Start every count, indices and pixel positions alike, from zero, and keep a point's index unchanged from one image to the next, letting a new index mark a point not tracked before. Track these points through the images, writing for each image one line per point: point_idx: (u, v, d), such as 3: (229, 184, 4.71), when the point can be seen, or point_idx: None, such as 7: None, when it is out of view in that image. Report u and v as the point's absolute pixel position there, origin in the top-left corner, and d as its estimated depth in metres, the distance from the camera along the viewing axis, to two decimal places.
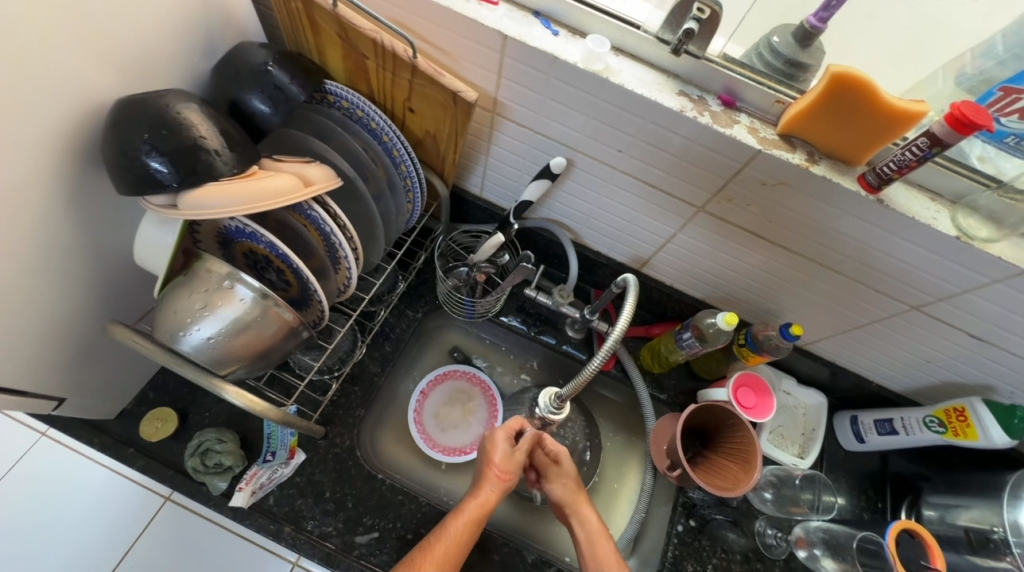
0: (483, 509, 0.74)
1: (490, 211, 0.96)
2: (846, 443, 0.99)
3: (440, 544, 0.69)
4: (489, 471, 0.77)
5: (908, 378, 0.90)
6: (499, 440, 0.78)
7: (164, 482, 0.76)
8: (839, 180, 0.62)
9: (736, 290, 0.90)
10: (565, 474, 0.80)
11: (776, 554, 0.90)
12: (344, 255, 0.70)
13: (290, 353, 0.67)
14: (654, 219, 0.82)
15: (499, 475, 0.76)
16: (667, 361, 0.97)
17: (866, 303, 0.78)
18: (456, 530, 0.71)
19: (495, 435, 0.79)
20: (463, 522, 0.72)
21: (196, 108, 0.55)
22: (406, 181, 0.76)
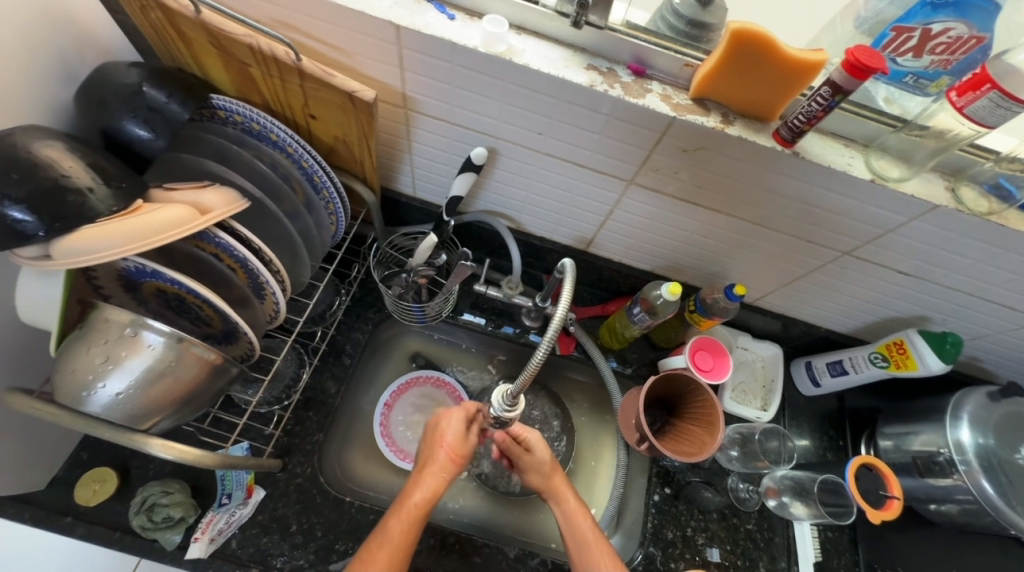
0: (430, 500, 0.70)
1: (426, 210, 0.92)
2: (804, 389, 1.03)
3: (382, 546, 0.65)
4: (435, 456, 0.74)
5: (852, 319, 0.94)
6: (451, 420, 0.76)
7: (111, 545, 0.71)
8: (754, 138, 0.61)
9: (681, 258, 0.90)
10: (539, 461, 0.78)
11: (749, 507, 0.92)
12: (267, 281, 0.66)
13: (220, 392, 0.63)
14: (590, 198, 0.80)
15: (448, 461, 0.73)
16: (624, 337, 0.97)
17: (802, 254, 0.80)
18: (399, 528, 0.67)
19: (449, 414, 0.76)
20: (406, 521, 0.67)
21: (57, 145, 0.50)
22: (323, 193, 0.71)
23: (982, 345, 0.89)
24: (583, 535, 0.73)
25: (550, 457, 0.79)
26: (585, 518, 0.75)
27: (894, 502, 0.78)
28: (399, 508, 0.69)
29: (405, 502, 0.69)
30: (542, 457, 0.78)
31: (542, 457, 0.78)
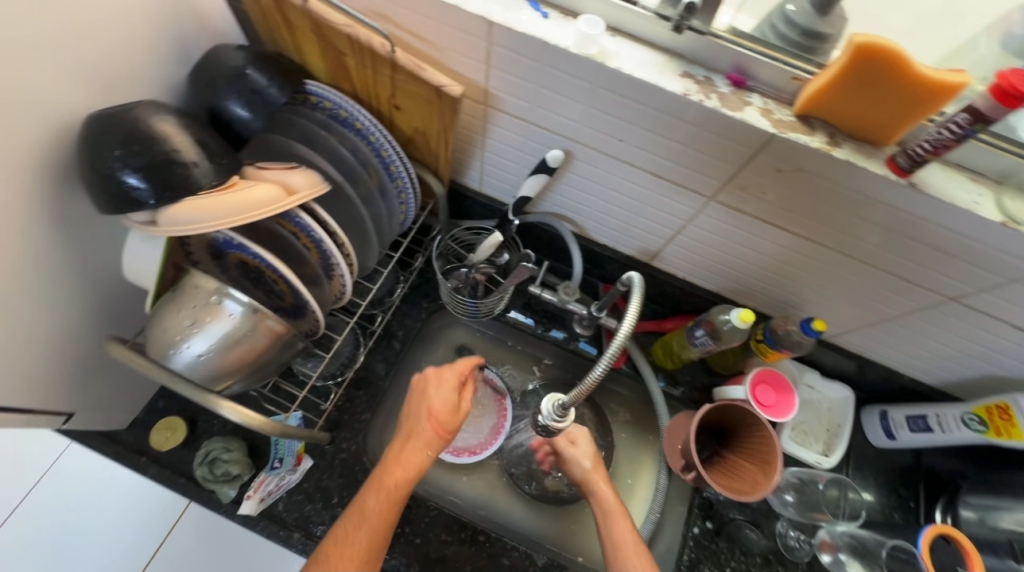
0: (414, 472, 0.70)
1: (490, 207, 0.92)
2: (875, 439, 0.94)
3: (363, 515, 0.66)
4: (419, 425, 0.72)
5: (944, 371, 0.84)
6: (435, 387, 0.73)
7: (176, 489, 0.77)
8: (864, 163, 0.55)
9: (753, 282, 0.84)
10: (584, 457, 0.79)
11: (798, 557, 0.86)
12: (337, 263, 0.69)
13: (286, 363, 0.67)
14: (662, 211, 0.77)
15: (433, 433, 0.72)
16: (680, 357, 0.93)
17: (895, 294, 0.72)
18: (378, 499, 0.67)
19: (435, 379, 0.74)
20: (383, 501, 0.67)
21: (170, 119, 0.54)
22: (397, 182, 0.73)
23: None
24: (622, 540, 0.71)
25: (595, 453, 0.80)
26: (624, 521, 0.73)
27: None
28: (379, 478, 0.69)
29: (385, 473, 0.69)
30: (586, 450, 0.80)
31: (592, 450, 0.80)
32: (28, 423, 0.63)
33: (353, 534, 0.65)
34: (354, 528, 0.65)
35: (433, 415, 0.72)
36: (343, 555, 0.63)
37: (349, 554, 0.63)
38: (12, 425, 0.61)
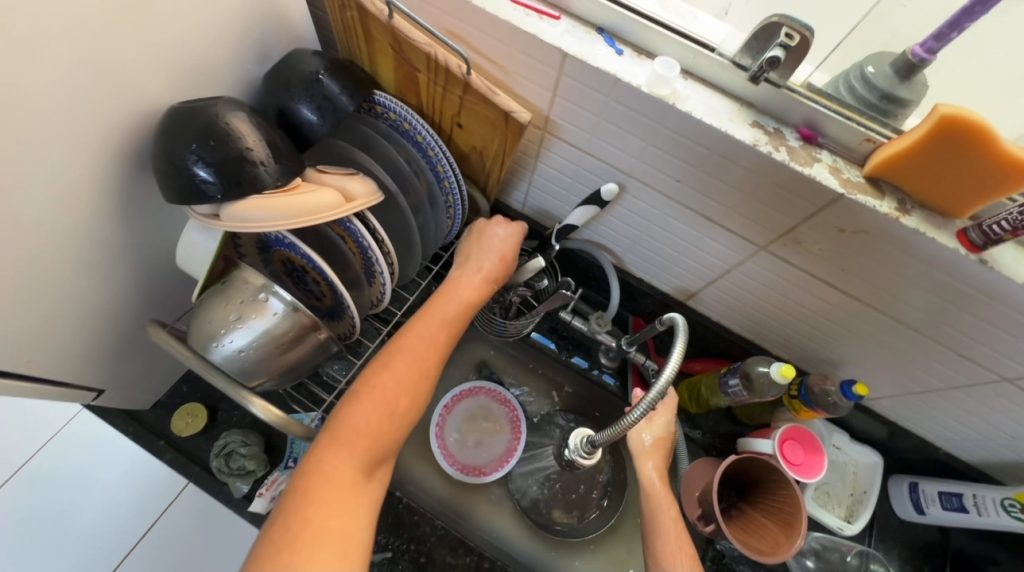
0: (460, 320, 0.71)
1: (531, 227, 0.92)
2: (902, 511, 0.90)
3: (405, 356, 0.64)
4: (472, 270, 0.74)
5: (984, 451, 0.80)
6: (491, 233, 0.76)
7: (190, 477, 0.78)
8: (933, 234, 0.54)
9: (791, 334, 0.83)
10: (651, 436, 0.78)
11: None
12: (380, 271, 0.69)
13: (318, 366, 0.66)
14: (709, 254, 0.76)
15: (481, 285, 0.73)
16: (705, 403, 0.90)
17: (944, 367, 0.70)
18: (422, 341, 0.66)
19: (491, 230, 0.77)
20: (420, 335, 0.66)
21: (245, 118, 0.55)
22: (449, 197, 0.73)
23: None
24: (663, 524, 0.72)
25: (662, 444, 0.78)
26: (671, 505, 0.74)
27: None
28: (418, 326, 0.67)
29: (432, 319, 0.69)
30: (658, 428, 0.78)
31: (659, 435, 0.78)
32: (58, 397, 0.64)
33: (392, 374, 0.62)
34: (393, 368, 0.62)
35: (483, 269, 0.74)
36: (381, 391, 0.60)
37: (391, 388, 0.61)
38: (47, 396, 0.62)
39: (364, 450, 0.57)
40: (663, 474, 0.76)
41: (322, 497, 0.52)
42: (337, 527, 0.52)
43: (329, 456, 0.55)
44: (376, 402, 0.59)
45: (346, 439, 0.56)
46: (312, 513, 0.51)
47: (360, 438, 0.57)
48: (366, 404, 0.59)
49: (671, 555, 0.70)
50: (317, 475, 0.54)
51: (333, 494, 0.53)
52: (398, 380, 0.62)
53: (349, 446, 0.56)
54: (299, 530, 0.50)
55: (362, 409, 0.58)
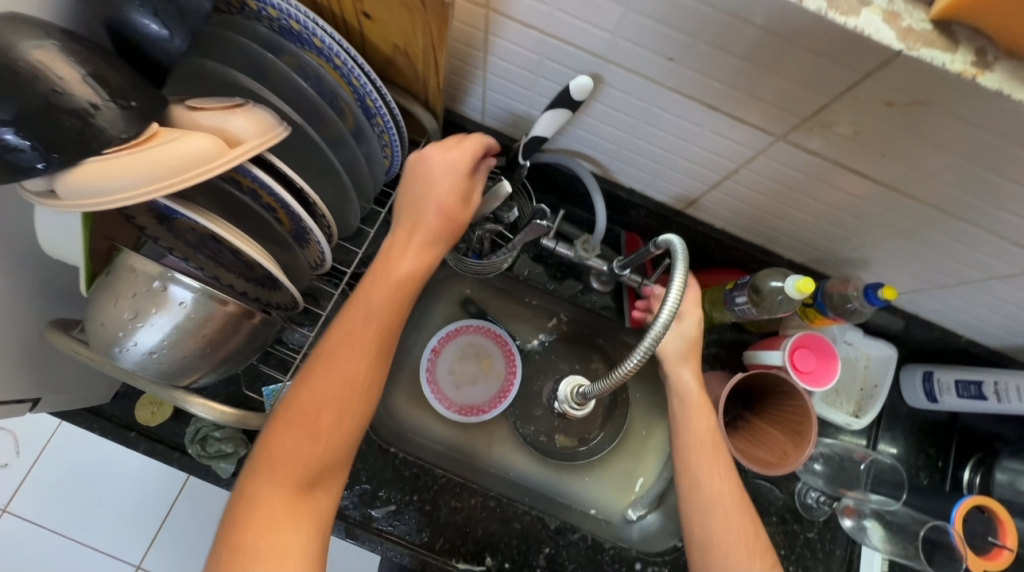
0: (422, 273, 0.60)
1: (496, 142, 0.77)
2: (912, 400, 0.87)
3: (350, 334, 0.55)
4: (429, 193, 0.59)
5: (1012, 335, 0.74)
6: (446, 159, 0.59)
7: (173, 463, 0.74)
8: (1021, 94, 0.40)
9: (807, 236, 0.72)
10: (680, 346, 0.73)
11: (814, 516, 0.83)
12: (311, 230, 0.58)
13: (262, 346, 0.59)
14: (710, 152, 0.62)
15: (448, 234, 0.61)
16: (709, 319, 0.83)
17: (988, 256, 0.60)
18: (367, 316, 0.56)
19: (447, 156, 0.60)
20: (354, 318, 0.56)
21: (50, 45, 0.39)
22: (377, 120, 0.58)
23: None
24: (700, 433, 0.69)
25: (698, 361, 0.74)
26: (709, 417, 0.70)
27: (1004, 553, 0.70)
28: (367, 296, 0.57)
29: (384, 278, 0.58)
30: (688, 331, 0.73)
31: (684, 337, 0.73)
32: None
33: (320, 375, 0.53)
34: (325, 365, 0.54)
35: (438, 200, 0.59)
36: (321, 384, 0.53)
37: (331, 379, 0.53)
38: None
39: (308, 447, 0.52)
40: (699, 380, 0.73)
41: (264, 500, 0.50)
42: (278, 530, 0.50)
43: (261, 475, 0.51)
44: (317, 391, 0.53)
45: (277, 455, 0.51)
46: (255, 518, 0.50)
47: (300, 433, 0.52)
48: (306, 392, 0.53)
49: (710, 465, 0.67)
50: (259, 475, 0.51)
51: (275, 497, 0.51)
52: (331, 373, 0.53)
53: (280, 463, 0.51)
54: (235, 551, 0.49)
55: (290, 422, 0.52)
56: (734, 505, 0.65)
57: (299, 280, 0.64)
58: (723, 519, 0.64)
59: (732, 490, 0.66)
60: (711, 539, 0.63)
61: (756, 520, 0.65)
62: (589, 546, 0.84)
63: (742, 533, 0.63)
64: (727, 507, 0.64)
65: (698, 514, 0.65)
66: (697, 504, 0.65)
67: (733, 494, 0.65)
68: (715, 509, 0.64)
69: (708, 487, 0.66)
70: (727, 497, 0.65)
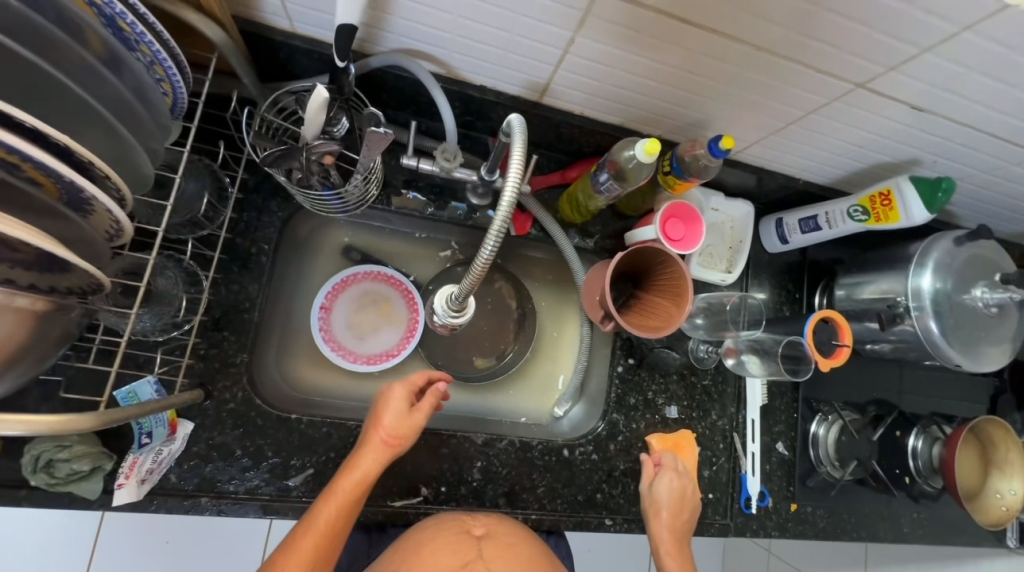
0: (403, 437, 0.69)
1: (316, 53, 0.67)
2: (770, 247, 0.98)
3: (362, 466, 0.66)
4: (388, 442, 0.69)
5: (835, 168, 0.84)
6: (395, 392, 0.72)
7: (22, 504, 0.62)
8: None
9: (658, 105, 0.72)
10: (665, 493, 0.82)
11: (706, 365, 0.95)
12: (87, 193, 0.46)
13: (66, 340, 0.49)
14: (539, 21, 0.57)
15: (418, 409, 0.71)
16: (587, 209, 0.83)
17: (804, 90, 0.64)
18: (381, 446, 0.68)
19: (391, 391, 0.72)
20: (368, 455, 0.67)
21: None
22: (123, 26, 0.47)
23: (963, 188, 0.83)
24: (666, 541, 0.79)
25: (676, 491, 0.82)
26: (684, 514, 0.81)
27: (844, 349, 0.84)
28: (368, 456, 0.67)
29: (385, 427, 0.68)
30: (671, 488, 0.82)
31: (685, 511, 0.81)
32: None
33: (347, 478, 0.65)
34: (349, 473, 0.65)
35: (405, 391, 0.72)
36: (343, 497, 0.64)
37: (351, 488, 0.64)
38: None
39: (330, 529, 0.62)
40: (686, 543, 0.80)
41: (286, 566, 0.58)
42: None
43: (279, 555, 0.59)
44: (338, 509, 0.63)
45: (297, 541, 0.60)
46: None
47: (324, 531, 0.61)
48: (330, 512, 0.62)
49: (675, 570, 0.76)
50: (285, 549, 0.60)
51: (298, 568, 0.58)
52: (333, 505, 0.63)
53: (293, 544, 0.60)
54: None
55: (320, 509, 0.63)
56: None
57: (100, 258, 0.52)
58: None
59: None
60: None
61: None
62: (519, 448, 0.85)
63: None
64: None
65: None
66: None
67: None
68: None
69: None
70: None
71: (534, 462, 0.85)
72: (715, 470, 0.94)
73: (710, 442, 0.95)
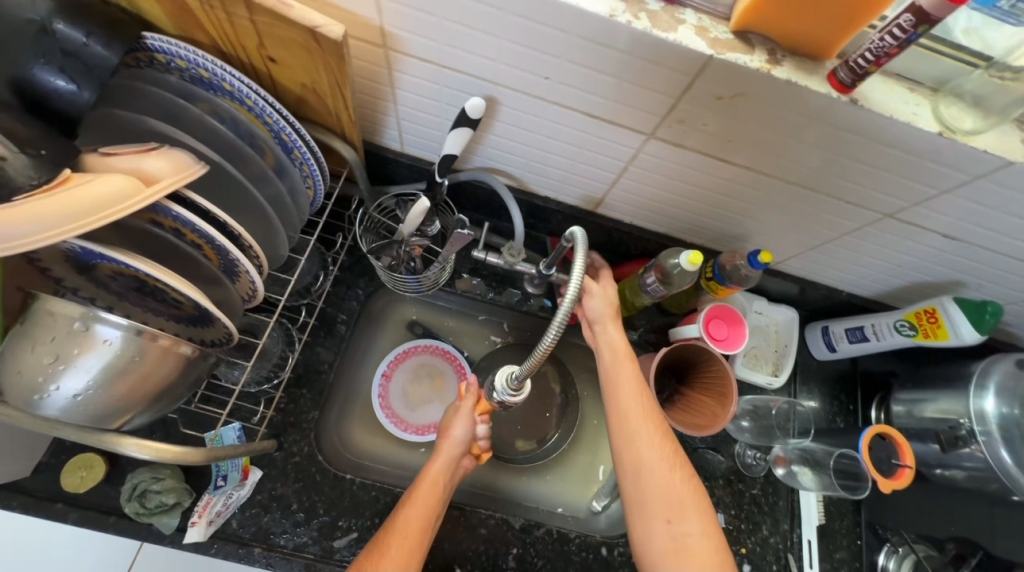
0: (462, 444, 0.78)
1: (417, 168, 0.84)
2: (818, 353, 0.98)
3: (438, 463, 0.76)
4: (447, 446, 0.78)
5: (878, 283, 0.87)
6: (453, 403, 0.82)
7: (108, 530, 0.69)
8: (805, 82, 0.52)
9: (700, 219, 0.82)
10: (609, 305, 0.77)
11: (755, 473, 0.91)
12: (244, 269, 0.60)
13: (196, 384, 0.59)
14: (600, 154, 0.71)
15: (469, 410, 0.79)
16: (633, 305, 0.91)
17: (835, 217, 0.72)
18: (449, 454, 0.78)
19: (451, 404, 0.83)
20: (441, 458, 0.77)
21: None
22: (296, 154, 0.62)
23: (1017, 311, 0.83)
24: (628, 407, 0.71)
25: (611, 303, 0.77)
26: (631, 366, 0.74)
27: (905, 471, 0.77)
28: (439, 458, 0.77)
29: (449, 436, 0.78)
30: (609, 294, 0.77)
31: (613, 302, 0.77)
32: None
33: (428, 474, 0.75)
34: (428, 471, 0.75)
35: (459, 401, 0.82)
36: (429, 491, 0.73)
37: (430, 484, 0.74)
38: None
39: (422, 511, 0.71)
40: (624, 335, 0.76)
41: (392, 542, 0.67)
42: (403, 560, 0.65)
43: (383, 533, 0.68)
44: (429, 504, 0.72)
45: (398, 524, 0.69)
46: (385, 554, 0.65)
47: (420, 515, 0.70)
48: (421, 502, 0.71)
49: (635, 410, 0.71)
50: (391, 528, 0.68)
51: (401, 541, 0.67)
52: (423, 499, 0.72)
53: (395, 524, 0.69)
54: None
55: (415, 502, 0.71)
56: (664, 516, 0.65)
57: (234, 316, 0.65)
58: (656, 454, 0.68)
59: (665, 435, 0.70)
60: (638, 504, 0.67)
61: (675, 440, 0.71)
62: (556, 539, 0.83)
63: (691, 490, 0.67)
64: (662, 451, 0.68)
65: (637, 478, 0.68)
66: (632, 508, 0.68)
67: (663, 480, 0.67)
68: (673, 482, 0.67)
69: (646, 447, 0.69)
70: (654, 475, 0.67)
71: (570, 556, 0.83)
72: None
73: (762, 561, 0.88)
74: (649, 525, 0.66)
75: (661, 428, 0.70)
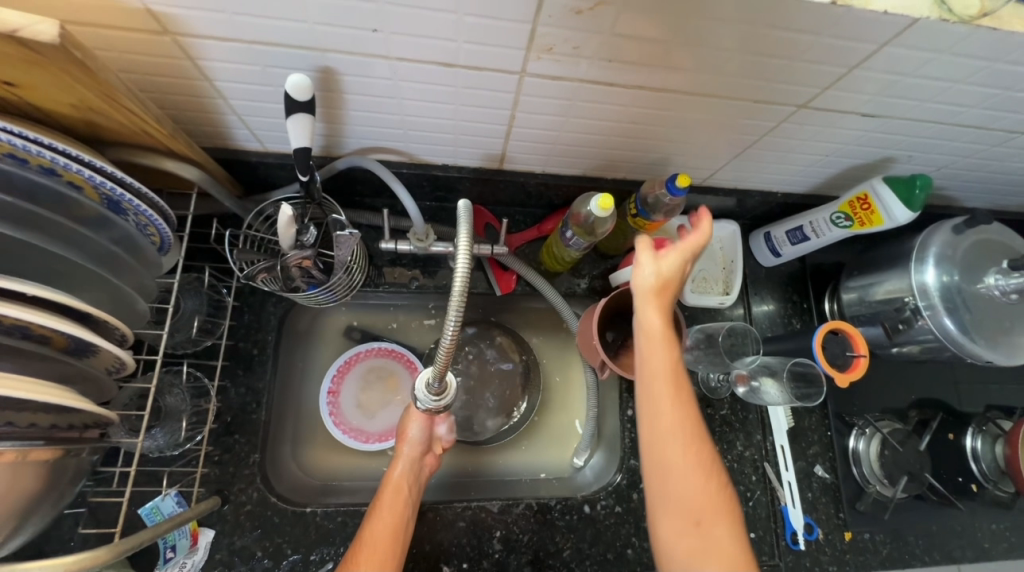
0: (420, 450, 0.75)
1: (288, 166, 0.73)
2: (765, 260, 0.96)
3: (399, 463, 0.73)
4: (414, 453, 0.74)
5: (810, 177, 0.83)
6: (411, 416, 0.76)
7: None
8: None
9: (612, 153, 0.75)
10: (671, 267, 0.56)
11: (720, 394, 0.92)
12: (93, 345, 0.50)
13: (65, 483, 0.51)
14: (478, 106, 0.61)
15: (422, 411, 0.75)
16: (565, 260, 0.84)
17: (750, 119, 0.65)
18: (408, 456, 0.74)
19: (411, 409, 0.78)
20: (403, 462, 0.73)
21: None
22: (105, 192, 0.50)
23: (949, 174, 0.80)
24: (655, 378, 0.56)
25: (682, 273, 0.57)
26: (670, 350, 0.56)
27: (860, 360, 0.77)
28: (398, 463, 0.73)
29: (407, 436, 0.75)
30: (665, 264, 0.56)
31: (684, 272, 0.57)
32: None
33: (390, 482, 0.71)
34: (393, 477, 0.72)
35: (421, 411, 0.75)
36: (397, 505, 0.69)
37: (393, 493, 0.70)
38: None
39: (389, 518, 0.67)
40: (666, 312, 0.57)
41: (362, 555, 0.63)
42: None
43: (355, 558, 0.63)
44: (398, 515, 0.68)
45: (372, 544, 0.64)
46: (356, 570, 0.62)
47: (390, 522, 0.67)
48: (388, 514, 0.67)
49: (665, 400, 0.55)
50: (359, 542, 0.65)
51: (372, 557, 0.63)
52: (393, 512, 0.68)
53: (369, 545, 0.64)
54: None
55: (381, 515, 0.67)
56: (692, 520, 0.54)
57: (100, 389, 0.57)
58: (690, 456, 0.55)
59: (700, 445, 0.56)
60: (661, 500, 0.56)
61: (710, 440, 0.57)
62: (538, 511, 0.83)
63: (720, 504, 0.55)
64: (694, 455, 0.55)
65: (663, 480, 0.56)
66: (654, 508, 0.57)
67: (687, 483, 0.55)
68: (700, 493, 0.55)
69: (670, 441, 0.55)
70: (681, 475, 0.55)
71: (555, 523, 0.82)
72: (753, 505, 0.88)
73: (742, 475, 0.89)
74: (672, 526, 0.55)
75: (693, 426, 0.56)
